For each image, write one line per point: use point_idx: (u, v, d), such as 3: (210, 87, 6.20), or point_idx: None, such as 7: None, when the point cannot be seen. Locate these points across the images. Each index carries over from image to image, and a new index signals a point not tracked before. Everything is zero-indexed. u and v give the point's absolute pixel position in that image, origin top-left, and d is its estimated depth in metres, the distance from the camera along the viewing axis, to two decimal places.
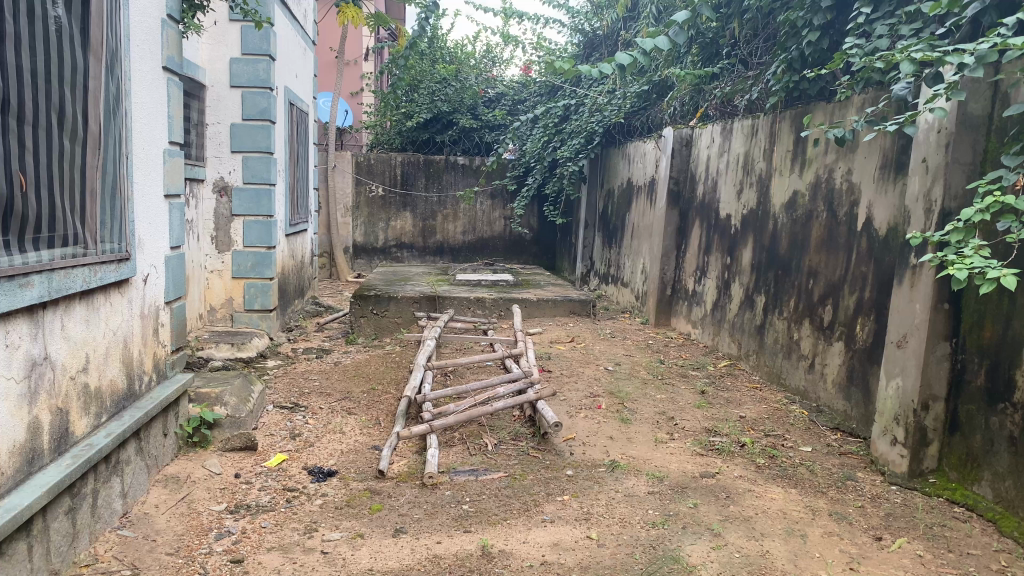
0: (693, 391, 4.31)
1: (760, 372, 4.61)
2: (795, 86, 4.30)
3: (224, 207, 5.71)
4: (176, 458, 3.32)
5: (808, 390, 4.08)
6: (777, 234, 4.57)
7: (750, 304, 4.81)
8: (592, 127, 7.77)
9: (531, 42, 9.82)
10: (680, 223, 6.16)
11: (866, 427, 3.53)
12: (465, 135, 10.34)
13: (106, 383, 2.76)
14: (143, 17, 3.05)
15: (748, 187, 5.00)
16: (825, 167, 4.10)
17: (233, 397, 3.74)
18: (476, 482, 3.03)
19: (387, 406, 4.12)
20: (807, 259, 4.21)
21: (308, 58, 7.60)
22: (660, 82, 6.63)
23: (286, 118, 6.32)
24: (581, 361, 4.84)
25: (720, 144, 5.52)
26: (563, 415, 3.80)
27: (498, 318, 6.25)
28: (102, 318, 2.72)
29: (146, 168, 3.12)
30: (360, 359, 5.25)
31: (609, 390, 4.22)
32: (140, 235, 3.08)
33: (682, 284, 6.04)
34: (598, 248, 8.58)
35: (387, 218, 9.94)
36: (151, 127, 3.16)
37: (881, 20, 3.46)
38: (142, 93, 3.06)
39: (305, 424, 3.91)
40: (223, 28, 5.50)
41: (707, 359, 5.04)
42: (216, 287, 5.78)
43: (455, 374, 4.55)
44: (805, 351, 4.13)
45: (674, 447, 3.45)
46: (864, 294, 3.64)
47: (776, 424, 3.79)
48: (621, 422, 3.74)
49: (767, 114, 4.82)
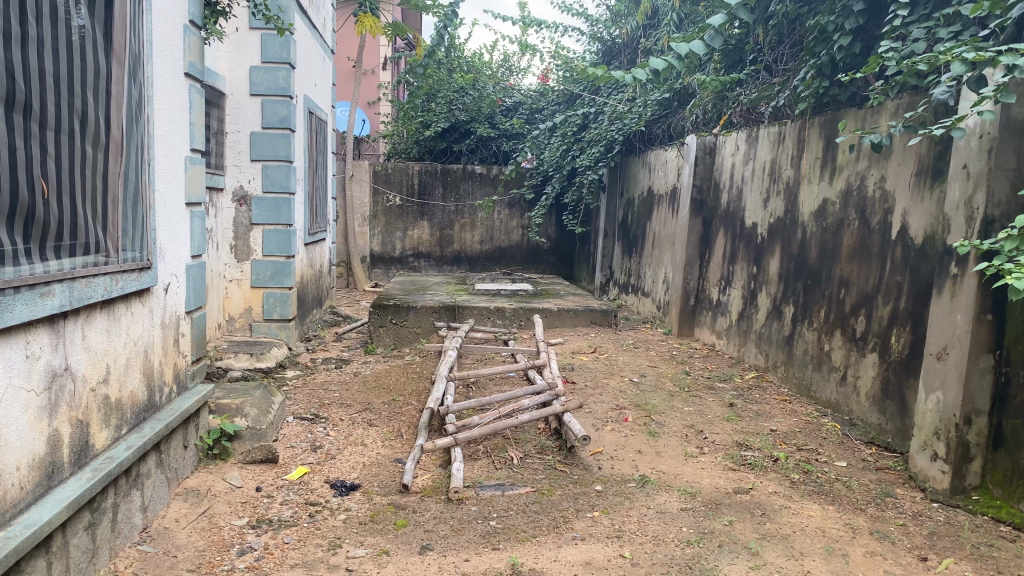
0: (721, 403, 4.21)
1: (789, 385, 4.50)
2: (825, 92, 4.21)
3: (244, 216, 5.68)
4: (196, 471, 3.26)
5: (840, 403, 3.97)
6: (807, 243, 4.48)
7: (778, 315, 4.72)
8: (612, 135, 7.68)
9: (549, 50, 9.80)
10: (703, 231, 6.07)
11: (903, 442, 3.42)
12: (483, 143, 10.30)
13: (126, 394, 2.70)
14: (166, 22, 3.01)
15: (775, 195, 4.91)
16: (857, 175, 4.01)
17: (254, 409, 3.66)
18: (503, 497, 2.94)
19: (409, 417, 4.06)
20: (838, 268, 4.12)
21: (327, 67, 7.57)
22: (681, 90, 6.59)
23: (305, 126, 6.30)
24: (605, 372, 4.75)
25: (744, 152, 5.44)
26: (589, 428, 3.72)
27: (518, 328, 6.17)
28: (123, 327, 2.67)
29: (168, 175, 3.08)
30: (380, 369, 5.19)
31: (635, 402, 4.14)
32: (162, 243, 3.03)
33: (706, 293, 5.95)
34: (617, 258, 8.51)
35: (405, 227, 9.90)
36: (173, 134, 3.13)
37: (918, 23, 3.37)
38: (165, 98, 3.02)
39: (326, 436, 3.84)
40: (243, 35, 5.47)
41: (734, 371, 4.94)
42: (235, 296, 5.73)
43: (477, 385, 4.48)
44: (836, 362, 4.03)
45: (705, 462, 3.36)
46: (899, 304, 3.55)
47: (809, 438, 3.69)
48: (650, 436, 3.65)
49: (794, 121, 4.74)
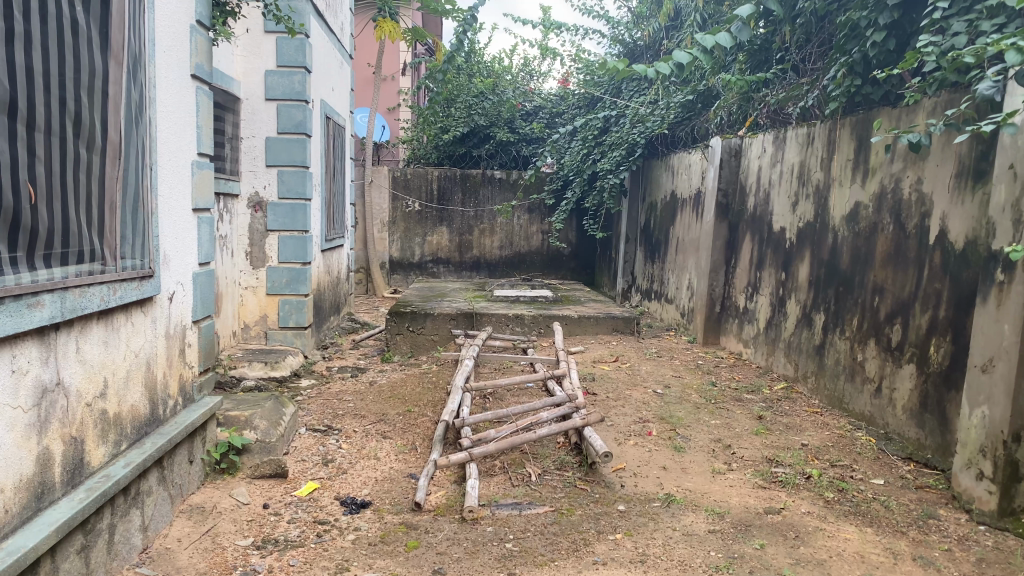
0: (750, 416, 4.04)
1: (820, 396, 4.32)
2: (857, 90, 4.03)
3: (259, 222, 5.58)
4: (202, 487, 3.15)
5: (875, 416, 3.79)
6: (838, 248, 4.29)
7: (808, 323, 4.53)
8: (634, 139, 7.52)
9: (569, 54, 9.66)
10: (729, 236, 5.89)
11: (944, 459, 3.24)
12: (503, 148, 10.17)
13: (126, 409, 2.59)
14: (170, 22, 2.91)
15: (804, 198, 4.73)
16: (891, 177, 3.82)
17: (263, 421, 3.53)
18: (520, 517, 2.80)
19: (424, 430, 3.92)
20: (871, 274, 3.93)
21: (344, 71, 7.49)
22: (706, 91, 6.44)
23: (321, 131, 6.20)
24: (628, 383, 4.58)
25: (772, 154, 5.26)
26: (611, 442, 3.56)
27: (538, 336, 6.02)
28: (123, 338, 2.55)
29: (172, 180, 2.97)
30: (396, 379, 5.06)
31: (659, 415, 3.97)
32: (166, 250, 2.92)
33: (732, 300, 5.77)
34: (639, 264, 8.34)
35: (424, 233, 9.79)
36: (177, 137, 3.02)
37: (959, 16, 3.19)
38: (169, 100, 2.91)
39: (339, 449, 3.71)
40: (258, 38, 5.37)
41: (762, 382, 4.76)
42: (250, 304, 5.63)
43: (495, 396, 4.33)
44: (871, 374, 3.84)
45: (733, 479, 3.19)
46: (939, 313, 3.36)
47: (843, 453, 3.51)
48: (675, 452, 3.49)
49: (824, 121, 4.56)
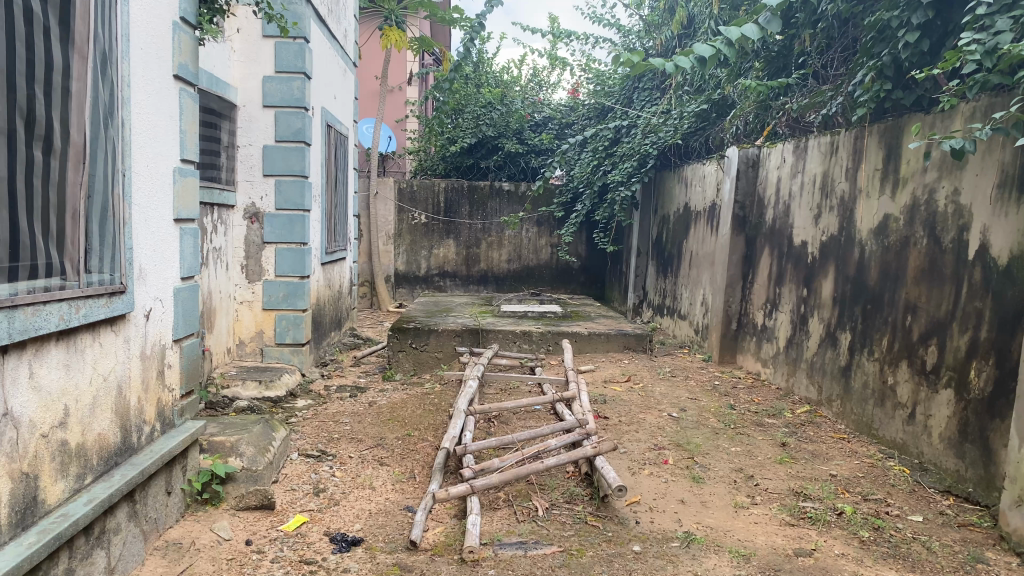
0: (773, 443, 3.77)
1: (846, 421, 4.05)
2: (887, 96, 3.78)
3: (255, 234, 5.36)
4: (181, 520, 2.91)
5: (907, 444, 3.52)
6: (865, 264, 4.04)
7: (833, 343, 4.27)
8: (646, 149, 7.30)
9: (579, 63, 9.47)
10: (746, 250, 5.63)
11: (988, 493, 2.97)
12: (511, 160, 9.95)
13: (91, 439, 2.35)
14: (149, 17, 2.70)
15: (827, 211, 4.49)
16: (924, 188, 3.58)
17: (250, 447, 3.29)
18: (525, 558, 2.54)
19: (424, 456, 3.67)
20: (903, 292, 3.68)
21: (348, 80, 7.29)
22: (720, 100, 6.26)
23: (322, 141, 5.98)
24: (642, 405, 4.32)
25: (792, 164, 5.01)
26: (625, 472, 3.31)
27: (546, 353, 5.77)
28: (88, 361, 2.32)
29: (150, 188, 2.75)
30: (397, 399, 4.81)
31: (676, 442, 3.71)
32: (142, 263, 2.70)
33: (749, 317, 5.51)
34: (651, 278, 8.09)
35: (430, 246, 9.57)
36: (156, 143, 2.80)
37: (1003, 13, 2.96)
38: (145, 102, 2.69)
39: (332, 477, 3.47)
40: (256, 43, 5.18)
41: (784, 405, 4.49)
42: (245, 319, 5.40)
43: (500, 420, 4.07)
44: (903, 399, 3.58)
45: (758, 515, 2.93)
46: (979, 334, 3.10)
47: (875, 486, 3.24)
48: (694, 483, 3.23)
49: (849, 129, 4.32)
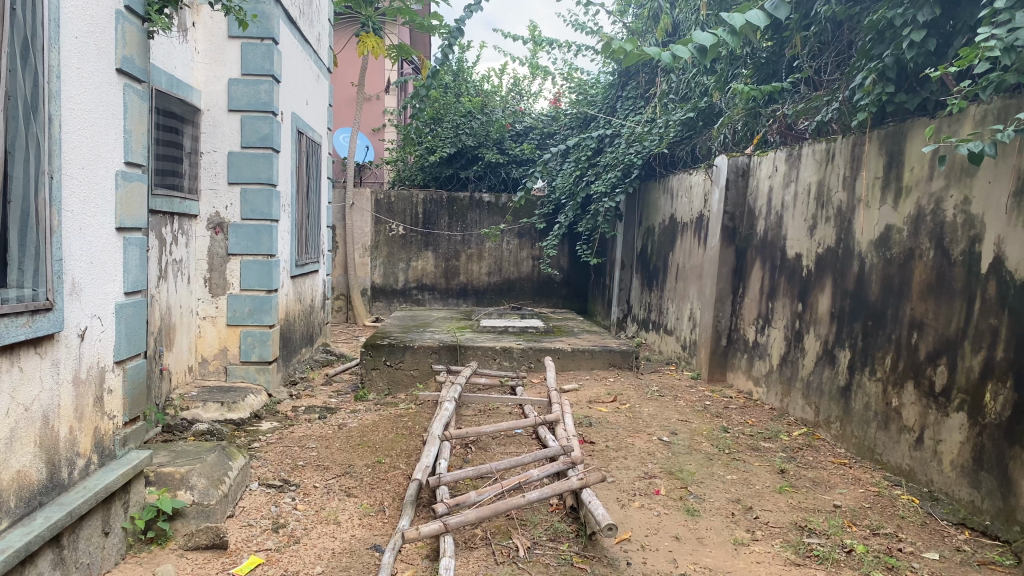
0: (771, 470, 3.52)
1: (846, 445, 3.81)
2: (888, 99, 3.56)
3: (220, 246, 5.06)
4: (121, 564, 2.60)
5: (915, 471, 3.28)
6: (865, 278, 3.81)
7: (830, 361, 4.04)
8: (630, 159, 7.07)
9: (561, 72, 9.25)
10: (736, 262, 5.40)
11: (1008, 527, 2.73)
12: (491, 170, 9.70)
13: (5, 478, 2.05)
14: (86, 4, 2.43)
15: (823, 222, 4.27)
16: (930, 197, 3.35)
17: (203, 479, 2.98)
18: None
19: (395, 486, 3.39)
20: (907, 308, 3.44)
21: (321, 86, 7.01)
22: (708, 108, 6.04)
23: (292, 147, 5.68)
24: (630, 429, 4.07)
25: (784, 173, 4.80)
26: (613, 505, 3.04)
27: (527, 371, 5.50)
28: (4, 388, 2.03)
29: (86, 193, 2.46)
30: (368, 421, 4.52)
31: (667, 469, 3.45)
32: (76, 276, 2.40)
33: (739, 332, 5.28)
34: (635, 292, 7.86)
35: (408, 258, 9.29)
36: (93, 143, 2.51)
37: (1021, 7, 2.74)
38: (81, 98, 2.41)
39: (294, 511, 3.17)
40: (222, 45, 4.91)
41: (779, 426, 4.25)
42: (209, 335, 5.10)
43: (478, 444, 3.80)
44: (909, 422, 3.34)
45: (760, 553, 2.67)
46: (995, 354, 2.87)
47: (884, 518, 3.00)
48: (688, 517, 2.96)
49: (847, 136, 4.10)
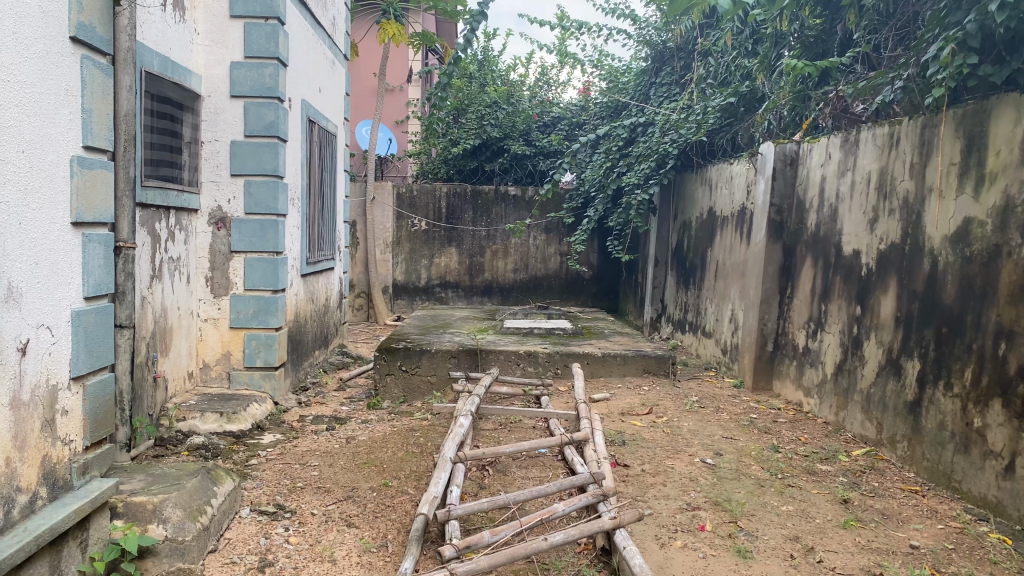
0: (833, 500, 3.06)
1: (916, 469, 3.34)
2: (969, 73, 3.08)
3: (222, 242, 4.69)
4: None
5: (1004, 504, 2.81)
6: (937, 278, 3.34)
7: (895, 372, 3.57)
8: (666, 148, 6.57)
9: (591, 60, 8.80)
10: (784, 259, 4.92)
11: None
12: (518, 162, 9.27)
13: None
14: None
15: (887, 214, 3.79)
16: (1021, 184, 2.88)
17: (179, 510, 2.57)
18: None
19: (400, 516, 2.99)
20: (993, 313, 2.97)
21: (337, 73, 6.63)
22: (750, 93, 5.57)
23: (302, 137, 5.30)
24: (669, 449, 3.62)
25: (839, 161, 4.32)
26: (652, 543, 2.62)
27: (554, 377, 5.07)
28: None
29: (27, 181, 2.09)
30: (379, 434, 4.14)
31: (713, 499, 3.01)
32: (13, 279, 2.04)
33: (787, 336, 4.81)
34: (670, 291, 7.41)
35: (431, 254, 8.90)
36: (37, 123, 2.14)
37: None
38: (16, 66, 2.03)
39: (286, 544, 2.79)
40: (222, 26, 4.54)
41: (837, 445, 3.78)
42: (210, 338, 4.73)
43: (496, 466, 3.39)
44: (996, 446, 2.87)
45: None
46: None
47: (973, 562, 2.53)
48: (740, 559, 2.53)
49: (915, 118, 3.62)
